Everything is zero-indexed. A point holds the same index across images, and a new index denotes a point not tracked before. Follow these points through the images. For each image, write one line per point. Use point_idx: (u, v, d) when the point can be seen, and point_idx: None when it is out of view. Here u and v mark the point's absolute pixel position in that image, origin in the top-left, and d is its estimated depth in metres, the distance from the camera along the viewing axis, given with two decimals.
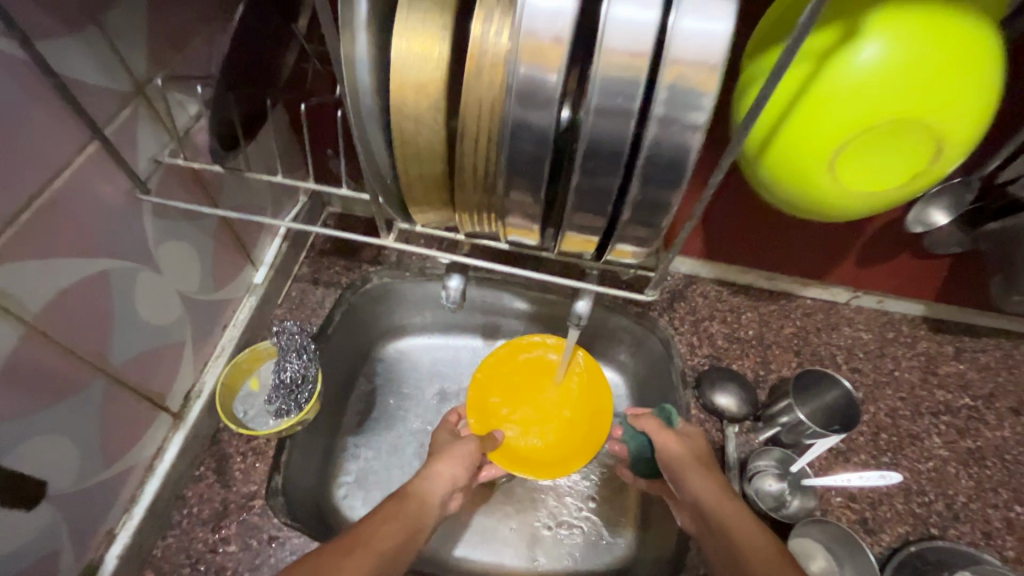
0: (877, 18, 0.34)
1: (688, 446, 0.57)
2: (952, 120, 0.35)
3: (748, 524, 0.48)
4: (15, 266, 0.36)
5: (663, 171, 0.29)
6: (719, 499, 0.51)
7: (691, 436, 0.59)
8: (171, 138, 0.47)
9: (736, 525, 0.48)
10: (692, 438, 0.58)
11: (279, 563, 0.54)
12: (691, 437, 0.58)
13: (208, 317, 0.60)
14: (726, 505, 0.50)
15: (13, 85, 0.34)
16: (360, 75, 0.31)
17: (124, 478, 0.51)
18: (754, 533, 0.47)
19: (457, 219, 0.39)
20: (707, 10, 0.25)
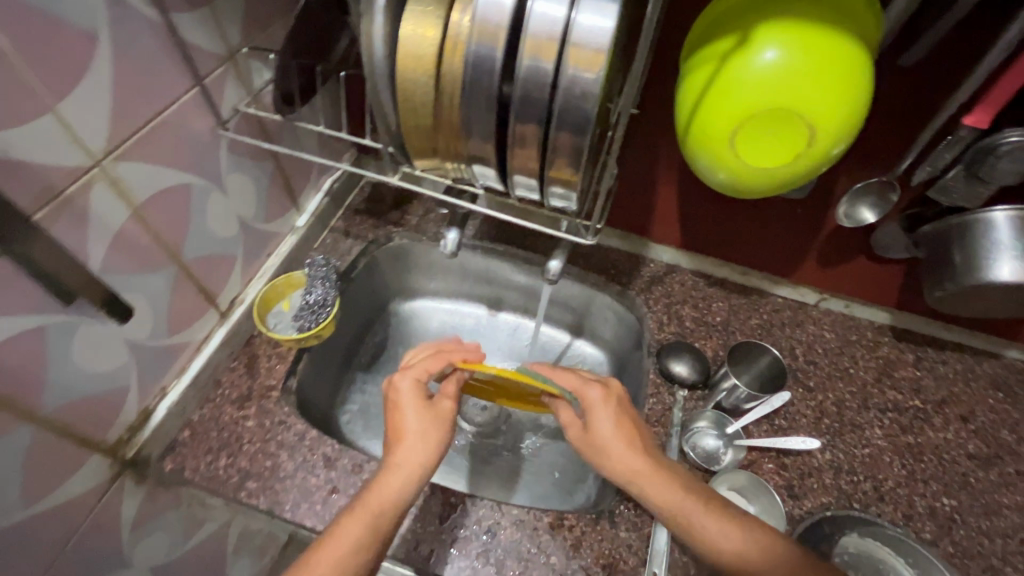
0: (758, 29, 0.44)
1: (601, 425, 0.60)
2: (821, 112, 0.44)
3: (669, 490, 0.56)
4: (135, 164, 0.51)
5: (571, 123, 0.41)
6: (637, 468, 0.57)
7: (598, 417, 0.61)
8: (247, 94, 0.62)
9: (662, 498, 0.56)
10: (601, 417, 0.61)
11: (284, 440, 0.67)
12: (602, 417, 0.60)
13: (257, 243, 0.75)
14: (651, 477, 0.57)
15: (154, 39, 0.49)
16: (376, 46, 0.44)
17: (179, 350, 0.66)
18: (681, 496, 0.56)
19: (443, 163, 0.51)
20: (599, 10, 0.38)
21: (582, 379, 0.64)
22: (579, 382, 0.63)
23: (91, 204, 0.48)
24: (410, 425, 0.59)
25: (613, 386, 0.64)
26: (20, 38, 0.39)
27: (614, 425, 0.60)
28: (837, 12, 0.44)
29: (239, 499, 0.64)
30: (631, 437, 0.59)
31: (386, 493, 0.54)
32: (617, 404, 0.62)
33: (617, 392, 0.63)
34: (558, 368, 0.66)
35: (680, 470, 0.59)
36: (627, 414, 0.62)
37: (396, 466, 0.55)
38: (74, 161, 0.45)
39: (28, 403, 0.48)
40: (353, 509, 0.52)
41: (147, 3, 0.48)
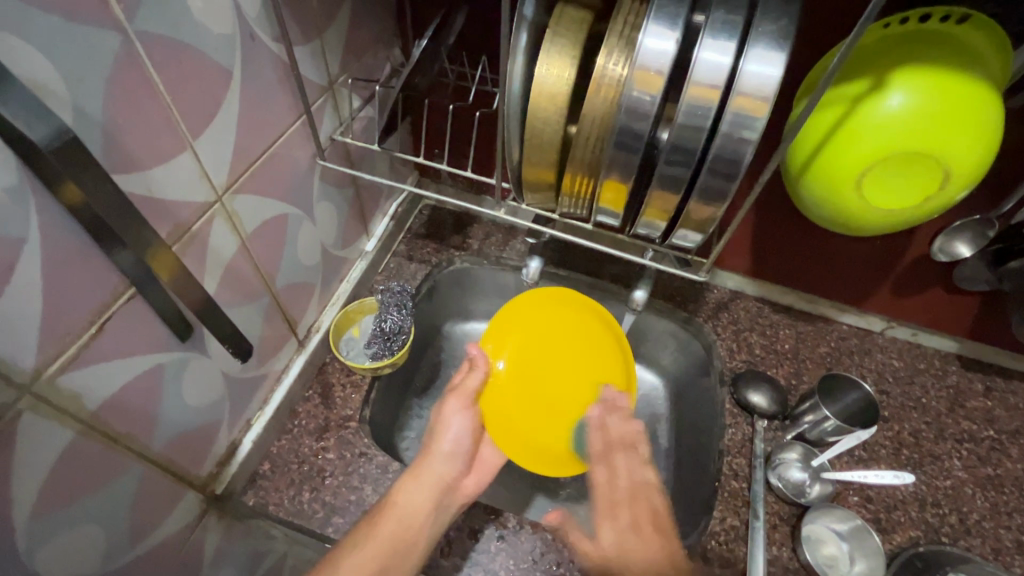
0: (896, 74, 0.44)
1: (603, 537, 0.55)
2: (959, 157, 0.44)
3: None
4: (246, 197, 0.50)
5: (723, 166, 0.40)
6: None
7: (603, 526, 0.56)
8: (340, 123, 0.62)
9: None
10: (604, 528, 0.55)
11: (367, 473, 0.66)
12: (602, 530, 0.55)
13: (333, 269, 0.75)
14: None
15: (272, 72, 0.49)
16: (513, 86, 0.44)
17: (262, 380, 0.64)
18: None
19: (559, 199, 0.51)
20: (767, 59, 0.36)
21: (609, 482, 0.59)
22: (602, 487, 0.59)
23: (211, 239, 0.47)
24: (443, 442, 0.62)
25: (638, 500, 0.57)
26: (172, 74, 0.39)
27: (617, 540, 0.54)
28: (971, 58, 0.44)
29: (325, 534, 0.62)
30: (633, 550, 0.52)
31: (415, 512, 0.56)
32: (627, 514, 0.56)
33: (644, 504, 0.57)
34: (598, 460, 0.62)
35: (670, 569, 0.49)
36: (644, 531, 0.54)
37: (427, 473, 0.59)
38: (202, 197, 0.45)
39: (141, 443, 0.46)
40: (371, 520, 0.55)
41: (273, 38, 0.47)
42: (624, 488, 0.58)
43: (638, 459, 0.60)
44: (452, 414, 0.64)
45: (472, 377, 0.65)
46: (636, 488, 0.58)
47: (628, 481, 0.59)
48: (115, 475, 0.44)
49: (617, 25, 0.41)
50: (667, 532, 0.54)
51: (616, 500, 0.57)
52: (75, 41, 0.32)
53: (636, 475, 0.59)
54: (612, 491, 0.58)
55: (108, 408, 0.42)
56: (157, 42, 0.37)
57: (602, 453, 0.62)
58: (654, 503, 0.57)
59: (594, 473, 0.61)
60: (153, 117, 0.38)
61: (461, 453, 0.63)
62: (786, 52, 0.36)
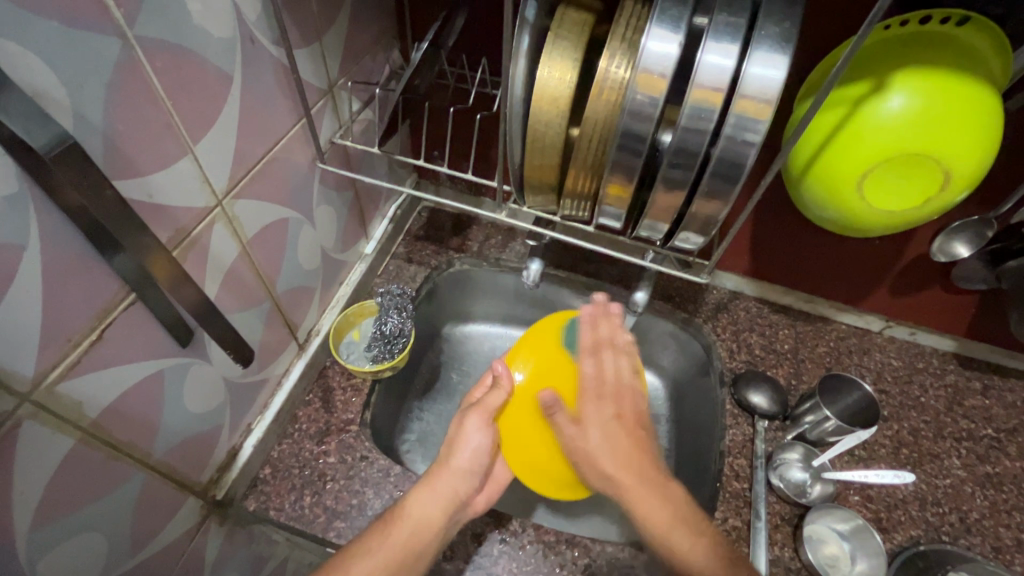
0: (896, 77, 0.44)
1: (588, 419, 0.61)
2: (960, 159, 0.44)
3: (661, 508, 0.55)
4: (245, 201, 0.50)
5: (726, 169, 0.40)
6: (624, 469, 0.57)
7: (587, 407, 0.62)
8: (339, 126, 0.61)
9: (650, 512, 0.55)
10: (588, 412, 0.61)
11: (368, 477, 0.66)
12: (588, 410, 0.61)
13: (332, 273, 0.74)
14: (631, 484, 0.56)
15: (272, 75, 0.48)
16: (515, 89, 0.44)
17: (262, 385, 0.64)
18: (670, 523, 0.54)
19: (561, 202, 0.51)
20: (769, 61, 0.36)
21: (597, 377, 0.63)
22: (590, 380, 0.63)
23: (212, 244, 0.47)
24: (459, 456, 0.61)
25: (623, 398, 0.62)
26: (173, 79, 0.39)
27: (602, 430, 0.60)
28: (971, 61, 0.44)
29: (327, 539, 0.62)
30: (617, 441, 0.59)
31: (426, 526, 0.56)
32: (612, 404, 0.61)
33: (628, 398, 0.62)
34: (587, 352, 0.64)
35: (656, 477, 0.57)
36: (625, 423, 0.60)
37: (441, 487, 0.58)
38: (202, 202, 0.44)
39: (142, 450, 0.46)
40: (381, 530, 0.55)
41: (273, 41, 0.47)
42: (612, 385, 0.62)
43: (625, 363, 0.64)
44: (472, 431, 0.62)
45: (494, 395, 0.63)
46: (621, 389, 0.62)
47: (613, 384, 0.62)
48: (115, 484, 0.43)
49: (619, 28, 0.41)
50: (642, 428, 0.61)
51: (605, 391, 0.62)
52: (74, 46, 0.32)
53: (621, 373, 0.63)
54: (599, 387, 0.63)
55: (108, 416, 0.41)
56: (158, 46, 0.37)
57: (592, 347, 0.64)
58: (638, 404, 0.62)
59: (583, 366, 0.64)
60: (154, 122, 0.38)
61: (477, 471, 0.61)
62: (789, 55, 0.36)
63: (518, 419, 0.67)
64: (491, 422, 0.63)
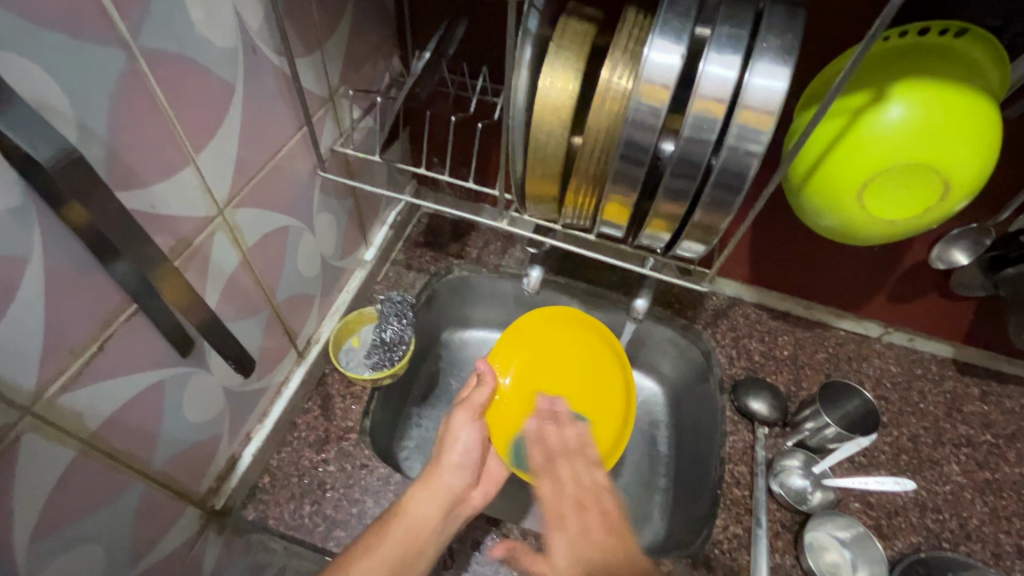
0: (895, 88, 0.44)
1: (557, 551, 0.52)
2: (958, 169, 0.45)
3: None
4: (247, 210, 0.50)
5: (729, 179, 0.40)
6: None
7: (555, 540, 0.52)
8: (340, 134, 0.61)
9: None
10: (556, 542, 0.52)
11: (368, 485, 0.65)
12: (555, 542, 0.52)
13: (332, 280, 0.74)
14: None
15: (274, 84, 0.48)
16: (517, 99, 0.44)
17: (262, 393, 0.64)
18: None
19: (562, 211, 0.51)
20: (772, 72, 0.36)
21: (556, 492, 0.58)
22: (549, 497, 0.58)
23: (213, 253, 0.47)
24: (451, 452, 0.63)
25: (586, 509, 0.55)
26: (176, 89, 0.39)
27: (572, 550, 0.50)
28: (970, 72, 0.45)
29: (327, 548, 0.61)
30: (594, 567, 0.47)
31: (422, 523, 0.57)
32: (578, 524, 0.53)
33: (596, 502, 0.56)
34: (541, 472, 0.61)
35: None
36: (595, 534, 0.51)
37: (436, 484, 0.60)
38: (203, 211, 0.44)
39: (142, 460, 0.46)
40: (379, 529, 0.55)
41: (275, 50, 0.47)
42: (578, 487, 0.58)
43: (583, 465, 0.60)
44: (460, 427, 0.65)
45: (479, 392, 0.66)
46: (586, 487, 0.57)
47: (574, 487, 0.58)
48: (114, 495, 0.43)
49: (621, 38, 0.41)
50: (621, 531, 0.52)
51: (564, 498, 0.57)
52: (78, 57, 0.32)
53: (580, 480, 0.59)
54: (561, 500, 0.57)
55: (109, 427, 0.41)
56: (161, 56, 0.37)
57: (546, 462, 0.62)
58: (605, 506, 0.55)
59: (539, 486, 0.60)
60: (157, 132, 0.38)
61: (468, 465, 0.64)
62: (790, 67, 0.36)
63: (504, 415, 0.75)
64: (479, 417, 0.66)
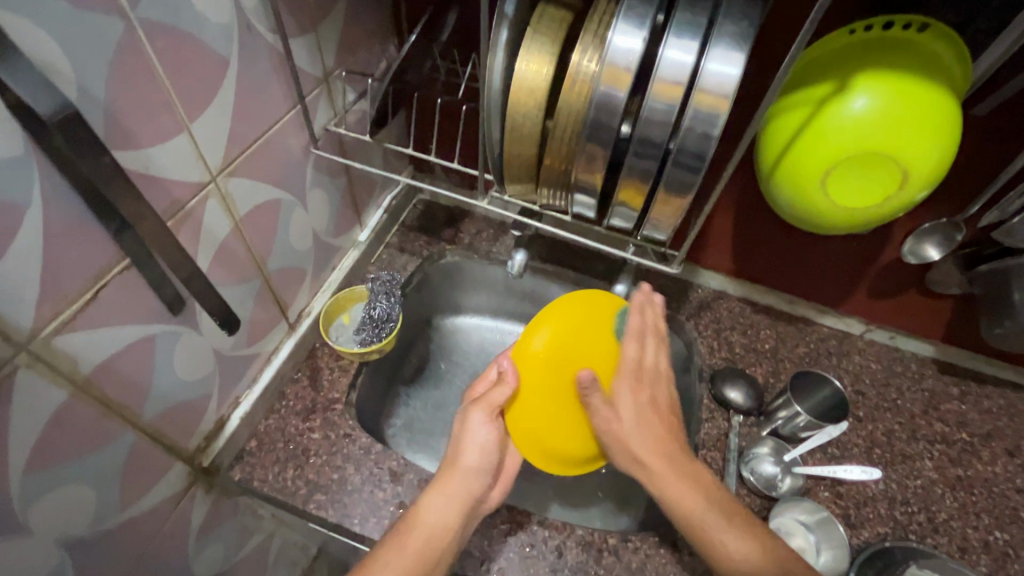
0: (858, 79, 0.46)
1: (621, 400, 0.62)
2: (916, 160, 0.46)
3: (693, 496, 0.55)
4: (240, 181, 0.53)
5: (688, 160, 0.42)
6: (658, 453, 0.58)
7: (620, 392, 0.62)
8: (334, 114, 0.64)
9: (683, 500, 0.55)
10: (623, 393, 0.62)
11: (350, 454, 0.68)
12: (623, 394, 0.62)
13: (324, 257, 0.77)
14: (663, 469, 0.57)
15: (268, 62, 0.51)
16: (494, 80, 0.46)
17: (252, 360, 0.67)
18: (704, 511, 0.55)
19: (539, 190, 0.53)
20: (726, 58, 0.38)
21: (637, 363, 0.64)
22: (631, 362, 0.64)
23: (205, 218, 0.50)
24: (468, 456, 0.59)
25: (659, 387, 0.64)
26: (173, 60, 0.42)
27: (635, 413, 0.61)
28: (931, 66, 0.46)
29: (307, 511, 0.64)
30: (649, 426, 0.60)
31: (443, 529, 0.55)
32: (648, 392, 0.63)
33: (663, 396, 0.63)
34: (631, 338, 0.65)
35: (688, 459, 0.59)
36: (657, 411, 0.62)
37: (457, 485, 0.57)
38: (196, 177, 0.47)
39: (132, 411, 0.48)
40: (399, 530, 0.55)
41: (270, 28, 0.50)
42: (653, 371, 0.64)
43: (660, 355, 0.65)
44: (476, 426, 0.60)
45: (498, 391, 0.61)
46: (657, 375, 0.64)
47: (642, 370, 0.64)
48: (105, 440, 0.46)
49: (592, 24, 0.43)
50: (672, 415, 0.63)
51: (644, 379, 0.63)
52: (80, 24, 0.35)
53: (653, 364, 0.65)
54: (636, 369, 0.64)
55: (100, 374, 0.44)
56: (158, 29, 0.40)
57: (636, 333, 0.65)
58: (670, 391, 0.64)
59: (625, 349, 0.64)
60: (153, 99, 0.41)
61: (487, 468, 0.59)
62: (745, 53, 0.38)
63: (529, 400, 0.62)
64: (495, 417, 0.61)
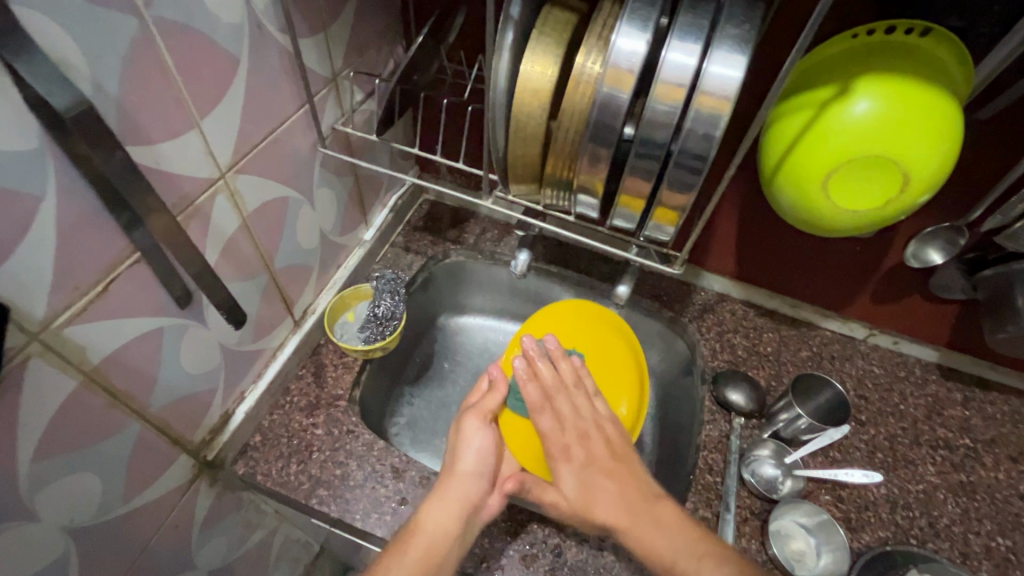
0: (860, 82, 0.46)
1: (563, 478, 0.61)
2: (917, 163, 0.46)
3: (659, 537, 0.54)
4: (248, 177, 0.54)
5: (689, 161, 0.42)
6: (616, 511, 0.57)
7: (562, 471, 0.62)
8: (342, 114, 0.65)
9: (653, 548, 0.54)
10: (563, 470, 0.62)
11: (353, 450, 0.68)
12: (564, 472, 0.61)
13: (330, 255, 0.78)
14: (625, 524, 0.56)
15: (278, 61, 0.52)
16: (500, 81, 0.47)
17: (257, 355, 0.67)
18: (673, 555, 0.53)
19: (542, 190, 0.54)
20: (728, 60, 0.39)
21: (558, 429, 0.64)
22: (551, 431, 0.64)
23: (213, 214, 0.51)
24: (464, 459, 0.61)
25: (589, 440, 0.63)
26: (185, 58, 0.43)
27: (578, 482, 0.60)
28: (934, 70, 0.47)
29: (309, 505, 0.65)
30: (597, 486, 0.59)
31: (444, 533, 0.56)
32: (582, 451, 0.62)
33: (601, 449, 0.62)
34: (541, 409, 0.65)
35: (646, 501, 0.57)
36: (598, 464, 0.61)
37: (454, 494, 0.58)
38: (206, 173, 0.48)
39: (139, 402, 0.49)
40: (400, 540, 0.55)
41: (280, 28, 0.51)
42: (578, 430, 0.64)
43: (582, 397, 0.67)
44: (472, 431, 0.64)
45: (491, 398, 0.66)
46: (586, 427, 0.64)
47: (573, 420, 0.65)
48: (112, 429, 0.47)
49: (596, 27, 0.44)
50: (619, 460, 0.62)
51: (572, 440, 0.63)
52: (96, 21, 0.36)
53: (580, 412, 0.65)
54: (563, 436, 0.64)
55: (109, 364, 0.45)
56: (171, 27, 0.41)
57: (545, 398, 0.66)
58: (606, 436, 0.64)
59: (540, 423, 0.64)
60: (165, 96, 0.42)
61: (485, 472, 0.61)
62: (746, 56, 0.39)
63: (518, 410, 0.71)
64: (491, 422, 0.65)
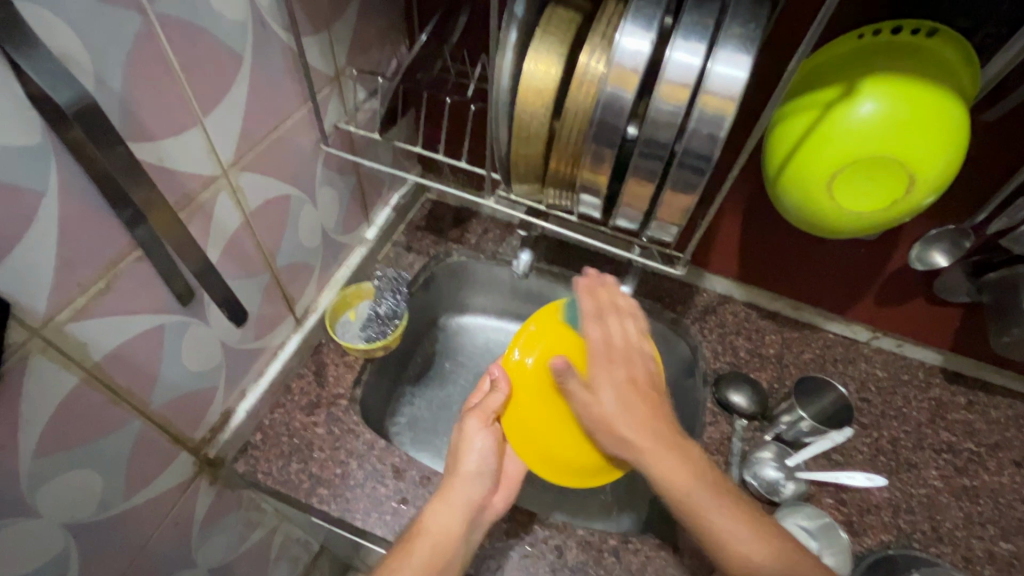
0: (867, 83, 0.46)
1: (601, 387, 0.59)
2: (923, 165, 0.46)
3: (683, 475, 0.53)
4: (250, 176, 0.54)
5: (693, 161, 0.42)
6: (642, 435, 0.56)
7: (600, 377, 0.59)
8: (345, 113, 0.65)
9: (674, 482, 0.53)
10: (600, 376, 0.59)
11: (353, 449, 0.68)
12: (600, 375, 0.59)
13: (332, 254, 0.78)
14: (651, 450, 0.55)
15: (281, 60, 0.52)
16: (503, 80, 0.47)
17: (258, 354, 0.67)
18: (693, 488, 0.52)
19: (545, 190, 0.53)
20: (733, 60, 0.39)
21: (606, 342, 0.62)
22: (598, 343, 0.62)
23: (215, 212, 0.51)
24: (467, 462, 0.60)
25: (632, 362, 0.61)
26: (189, 56, 0.43)
27: (617, 396, 0.58)
28: (941, 72, 0.46)
29: (309, 504, 0.65)
30: (632, 407, 0.58)
31: (450, 537, 0.55)
32: (623, 369, 0.60)
33: (642, 372, 0.60)
34: (592, 318, 0.63)
35: (676, 436, 0.56)
36: (637, 387, 0.59)
37: (459, 496, 0.58)
38: (208, 171, 0.48)
39: (140, 399, 0.49)
40: (405, 543, 0.55)
41: (284, 26, 0.51)
42: (623, 347, 0.62)
43: (632, 325, 0.64)
44: (473, 434, 0.62)
45: (492, 398, 0.64)
46: (629, 351, 0.61)
47: (622, 343, 0.62)
48: (113, 426, 0.47)
49: (600, 26, 0.44)
50: (656, 391, 0.60)
51: (616, 355, 0.61)
52: (100, 17, 0.36)
53: (629, 338, 0.63)
54: (608, 350, 0.61)
55: (110, 361, 0.45)
56: (175, 24, 0.41)
57: (597, 312, 0.64)
58: (650, 365, 0.61)
59: (589, 332, 0.63)
60: (168, 93, 0.42)
61: (488, 473, 0.61)
62: (752, 55, 0.38)
63: (524, 402, 0.65)
64: (492, 423, 0.64)
